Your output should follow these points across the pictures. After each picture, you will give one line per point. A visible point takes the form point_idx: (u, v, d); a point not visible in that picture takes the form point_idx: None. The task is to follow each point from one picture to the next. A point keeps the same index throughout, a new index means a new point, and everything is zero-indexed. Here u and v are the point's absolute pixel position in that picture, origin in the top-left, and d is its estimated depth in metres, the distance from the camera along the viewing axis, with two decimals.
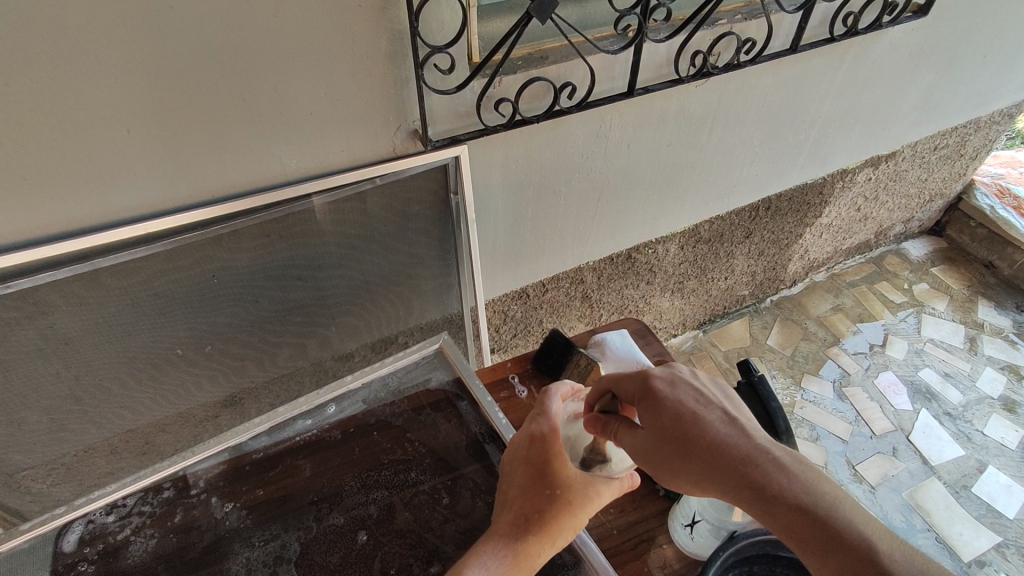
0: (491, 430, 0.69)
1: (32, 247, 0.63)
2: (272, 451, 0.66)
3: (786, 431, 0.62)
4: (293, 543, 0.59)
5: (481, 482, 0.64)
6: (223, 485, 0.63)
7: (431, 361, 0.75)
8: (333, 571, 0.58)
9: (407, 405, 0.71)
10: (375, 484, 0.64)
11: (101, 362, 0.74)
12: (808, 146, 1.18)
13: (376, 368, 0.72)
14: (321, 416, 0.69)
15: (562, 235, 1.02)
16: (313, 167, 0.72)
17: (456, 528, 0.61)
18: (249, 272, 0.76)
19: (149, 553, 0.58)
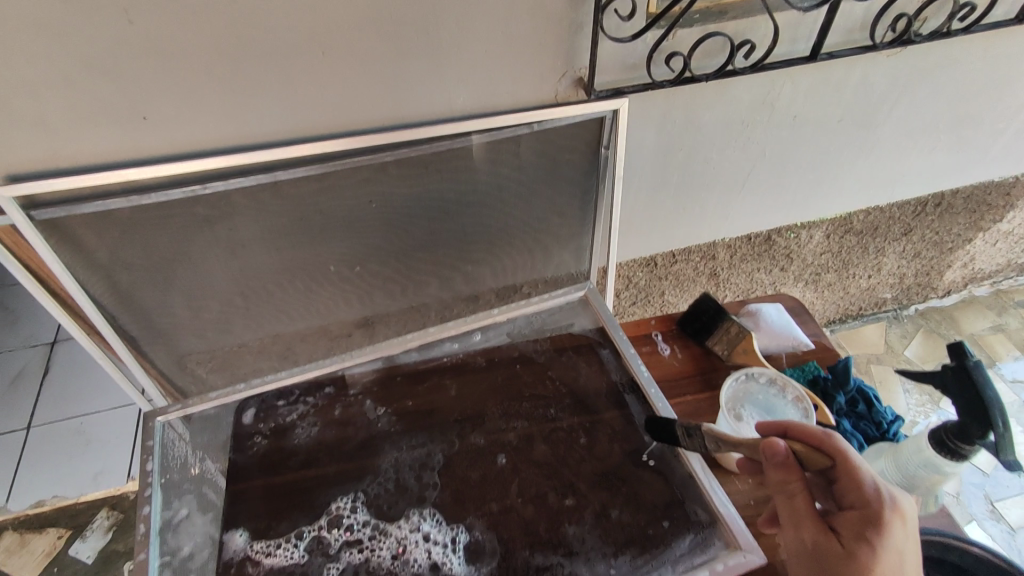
0: (627, 380, 0.71)
1: (225, 155, 0.69)
2: (426, 371, 0.73)
3: (1003, 427, 0.54)
4: (439, 455, 0.66)
5: (620, 429, 0.67)
6: (379, 394, 0.71)
7: (574, 308, 0.78)
8: (473, 486, 0.63)
9: (549, 346, 0.75)
10: (517, 416, 0.69)
11: (267, 268, 0.82)
12: (1003, 139, 1.03)
13: (525, 308, 0.77)
14: (468, 342, 0.75)
15: (704, 205, 0.98)
16: (478, 106, 0.73)
17: (590, 469, 0.64)
18: (403, 201, 0.80)
19: (313, 438, 0.67)
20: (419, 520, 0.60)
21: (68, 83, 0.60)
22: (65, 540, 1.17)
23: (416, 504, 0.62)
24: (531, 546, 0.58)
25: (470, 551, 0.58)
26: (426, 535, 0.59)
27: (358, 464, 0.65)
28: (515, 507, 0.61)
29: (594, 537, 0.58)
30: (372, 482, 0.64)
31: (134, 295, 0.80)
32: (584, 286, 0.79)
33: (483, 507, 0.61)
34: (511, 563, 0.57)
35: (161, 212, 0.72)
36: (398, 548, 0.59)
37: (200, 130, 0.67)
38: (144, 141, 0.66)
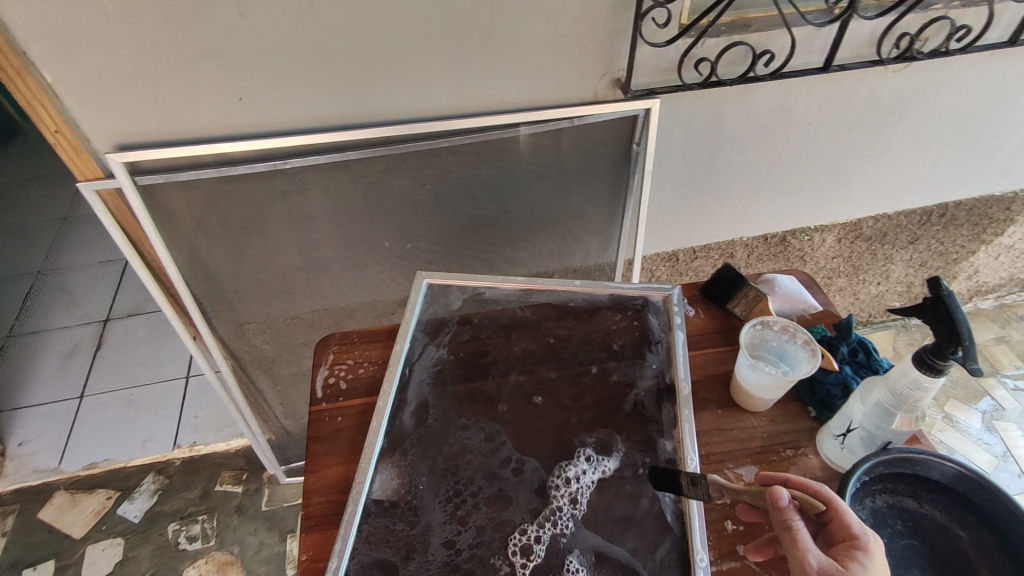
0: (524, 293, 0.73)
1: (306, 134, 0.79)
2: (398, 422, 0.62)
3: (966, 345, 0.44)
4: (519, 456, 0.59)
5: (554, 315, 0.71)
6: (402, 467, 0.59)
7: (435, 292, 0.74)
8: (545, 429, 0.61)
9: (451, 316, 0.72)
10: (483, 360, 0.68)
11: (327, 241, 0.91)
12: (1003, 153, 1.11)
13: (406, 322, 0.70)
14: (403, 387, 0.65)
15: (723, 204, 1.06)
16: (526, 101, 0.83)
17: (579, 341, 0.68)
18: (452, 184, 0.89)
19: (409, 522, 0.54)
20: (562, 474, 0.57)
21: (181, 64, 0.69)
22: (114, 501, 1.25)
23: (549, 474, 0.57)
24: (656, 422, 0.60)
25: (629, 462, 0.57)
26: (577, 476, 0.57)
27: (452, 477, 0.58)
28: (598, 411, 0.62)
29: (623, 364, 0.65)
30: (478, 469, 0.58)
31: (209, 261, 0.90)
32: (419, 278, 0.73)
33: (583, 430, 0.61)
34: (633, 437, 0.59)
35: (244, 184, 0.82)
36: (576, 504, 0.55)
37: (286, 112, 0.77)
38: (238, 119, 0.76)
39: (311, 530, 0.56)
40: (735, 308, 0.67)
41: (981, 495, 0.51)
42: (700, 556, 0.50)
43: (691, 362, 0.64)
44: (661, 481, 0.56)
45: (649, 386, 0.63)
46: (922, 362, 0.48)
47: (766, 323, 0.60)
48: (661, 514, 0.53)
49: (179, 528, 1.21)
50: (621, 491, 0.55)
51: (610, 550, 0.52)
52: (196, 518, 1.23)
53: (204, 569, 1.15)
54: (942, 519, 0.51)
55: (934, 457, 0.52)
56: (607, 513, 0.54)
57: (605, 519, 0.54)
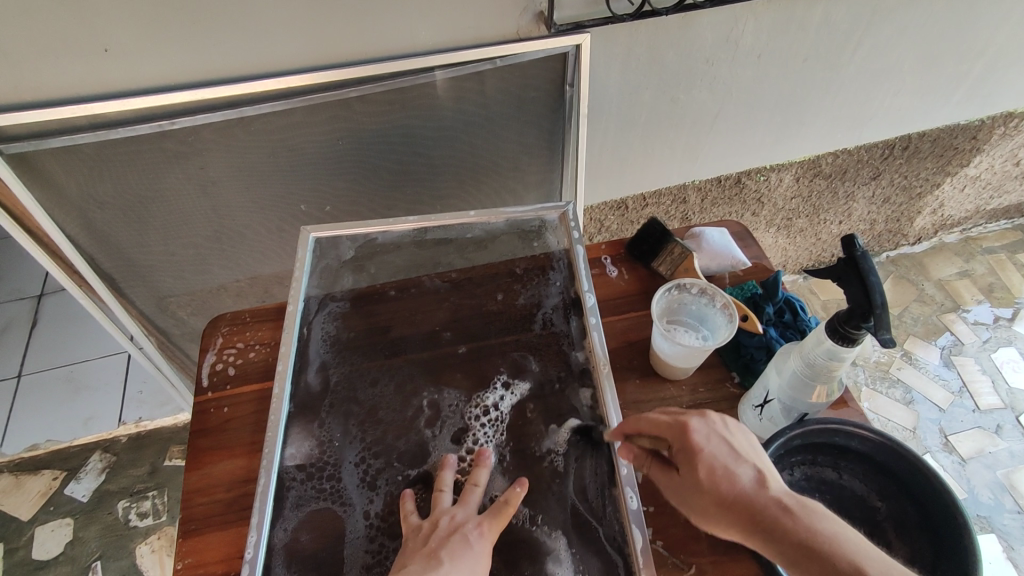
0: (419, 231, 0.67)
1: (190, 89, 0.70)
2: (302, 383, 0.57)
3: (880, 311, 0.39)
4: (433, 396, 0.57)
5: (450, 251, 0.67)
6: (317, 426, 0.55)
7: (324, 244, 0.67)
8: (461, 361, 0.59)
9: (345, 270, 0.66)
10: (383, 309, 0.64)
11: (238, 206, 0.84)
12: (969, 79, 1.04)
13: (297, 282, 0.63)
14: (305, 348, 0.60)
15: (672, 146, 1.00)
16: (440, 42, 0.74)
17: (482, 271, 0.66)
18: (369, 137, 0.82)
19: (335, 479, 0.52)
20: (479, 405, 0.56)
21: (23, 13, 0.60)
22: (60, 481, 1.22)
23: (466, 407, 0.56)
24: (565, 336, 0.60)
25: (543, 381, 0.57)
26: (495, 402, 0.56)
27: (372, 427, 0.55)
28: (509, 336, 0.61)
29: (529, 287, 0.64)
30: (398, 412, 0.56)
31: (109, 234, 0.82)
32: (303, 232, 0.66)
33: (496, 356, 0.59)
34: (547, 358, 0.58)
35: (129, 148, 0.73)
36: (497, 430, 0.54)
37: (162, 64, 0.68)
38: (107, 75, 0.67)
39: (190, 534, 0.52)
40: (660, 267, 0.61)
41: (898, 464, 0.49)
42: (621, 451, 0.50)
43: (611, 329, 0.59)
44: (576, 392, 0.56)
45: (556, 305, 0.62)
46: (836, 332, 0.43)
47: (683, 286, 0.55)
48: (580, 423, 0.53)
49: (129, 505, 1.18)
50: (540, 410, 0.55)
51: (536, 472, 0.51)
52: (146, 494, 1.20)
53: (157, 545, 1.14)
54: (861, 491, 0.50)
55: (854, 427, 0.49)
56: (526, 436, 0.53)
57: (524, 445, 0.53)
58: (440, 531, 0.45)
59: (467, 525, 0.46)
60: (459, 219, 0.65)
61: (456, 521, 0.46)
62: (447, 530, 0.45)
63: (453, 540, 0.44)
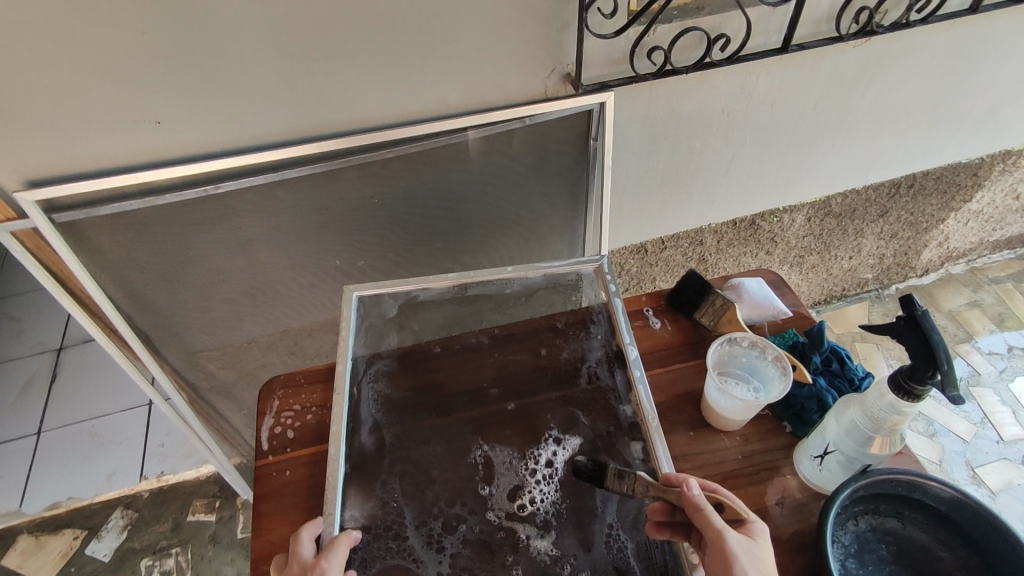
0: (459, 287, 0.68)
1: (236, 156, 0.73)
2: (356, 445, 0.59)
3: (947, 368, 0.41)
4: (486, 454, 0.58)
5: (489, 307, 0.69)
6: (376, 487, 0.56)
7: (367, 302, 0.68)
8: (510, 418, 0.61)
9: (389, 328, 0.68)
10: (429, 367, 0.65)
11: (274, 264, 0.86)
12: (969, 121, 1.08)
13: (344, 343, 0.64)
14: (356, 411, 0.61)
15: (690, 192, 1.03)
16: (472, 104, 0.77)
17: (522, 327, 0.68)
18: (402, 194, 0.84)
19: (399, 540, 0.53)
20: (534, 461, 0.58)
21: (84, 91, 0.63)
22: (81, 541, 1.20)
23: (519, 465, 0.58)
24: (611, 389, 0.62)
25: (594, 435, 0.59)
26: (549, 458, 0.58)
27: (431, 487, 0.56)
28: (556, 392, 0.62)
29: (571, 342, 0.66)
30: (454, 471, 0.57)
31: (148, 295, 0.84)
32: (347, 292, 0.67)
33: (545, 413, 0.61)
34: (594, 413, 0.60)
35: (174, 212, 0.75)
36: (551, 487, 0.56)
37: (210, 132, 0.71)
38: (157, 144, 0.70)
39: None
40: (703, 318, 0.63)
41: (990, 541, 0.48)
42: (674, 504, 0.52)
43: (660, 382, 0.60)
44: (626, 445, 0.58)
45: (599, 358, 0.64)
46: (899, 386, 0.45)
47: (734, 339, 0.57)
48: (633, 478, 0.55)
49: (152, 564, 1.16)
50: (592, 465, 0.57)
51: (591, 527, 0.53)
52: (169, 551, 1.18)
53: None
54: (926, 541, 0.51)
55: (920, 477, 0.50)
56: (581, 493, 0.55)
57: (578, 501, 0.55)
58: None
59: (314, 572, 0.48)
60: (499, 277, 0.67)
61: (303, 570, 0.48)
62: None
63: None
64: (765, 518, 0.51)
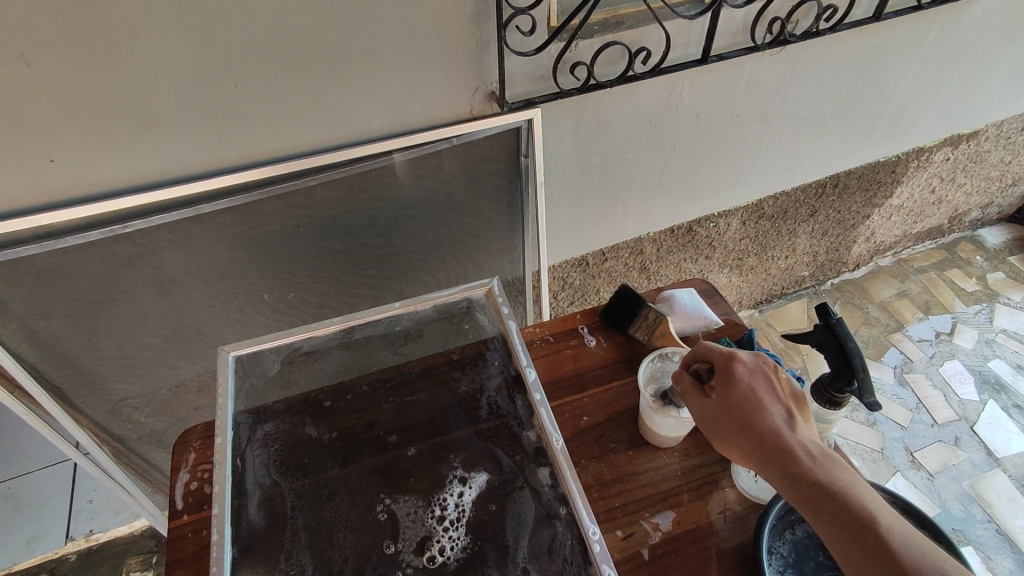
0: (345, 331, 0.59)
1: (143, 192, 0.68)
2: (242, 521, 0.49)
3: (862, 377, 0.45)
4: (389, 505, 0.51)
5: (381, 349, 0.61)
6: (269, 559, 0.48)
7: (246, 361, 0.58)
8: (410, 465, 0.54)
9: (273, 386, 0.58)
10: (323, 422, 0.57)
11: (196, 302, 0.81)
12: (883, 122, 1.14)
13: (221, 410, 0.54)
14: (242, 487, 0.51)
15: (626, 204, 1.03)
16: (397, 126, 0.75)
17: (419, 363, 0.61)
18: (330, 222, 0.81)
19: None
20: (440, 507, 0.51)
21: None
22: None
23: (425, 514, 0.50)
24: (512, 417, 0.56)
25: (500, 470, 0.52)
26: (455, 501, 0.51)
27: (331, 551, 0.48)
28: (461, 428, 0.56)
29: (470, 371, 0.60)
30: (354, 530, 0.50)
31: (55, 345, 0.77)
32: (221, 354, 0.57)
33: (448, 453, 0.54)
34: (499, 445, 0.54)
35: (77, 255, 0.70)
36: (460, 534, 0.49)
37: (113, 168, 0.66)
38: (52, 184, 0.65)
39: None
40: (637, 333, 0.61)
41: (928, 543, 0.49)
42: (589, 527, 0.46)
43: (598, 402, 0.58)
44: (535, 474, 0.51)
45: (499, 385, 0.58)
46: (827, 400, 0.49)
47: (665, 355, 0.58)
48: (547, 507, 0.49)
49: None
50: (502, 502, 0.50)
51: (506, 574, 0.46)
52: None
53: None
54: None
55: None
56: (493, 537, 0.48)
57: (492, 546, 0.48)
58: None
59: None
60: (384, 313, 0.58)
61: None
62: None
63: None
64: (707, 534, 0.50)
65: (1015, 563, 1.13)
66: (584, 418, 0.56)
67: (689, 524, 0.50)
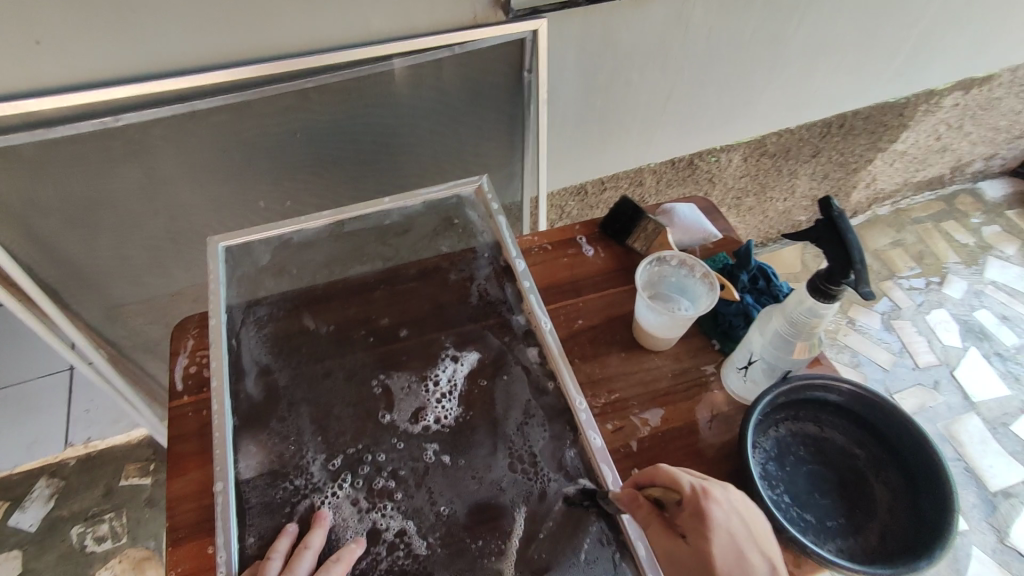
0: (336, 224, 0.61)
1: (133, 83, 0.66)
2: (241, 394, 0.51)
3: (860, 264, 0.41)
4: (384, 378, 0.53)
5: (373, 242, 0.62)
6: (269, 425, 0.50)
7: (236, 253, 0.59)
8: (403, 343, 0.55)
9: (265, 274, 0.59)
10: (319, 315, 0.57)
11: (191, 205, 0.80)
12: (894, 59, 1.11)
13: (214, 295, 0.55)
14: (239, 367, 0.53)
15: (628, 130, 1.02)
16: (398, 29, 0.73)
17: (411, 253, 0.61)
18: (327, 130, 0.79)
19: (305, 479, 0.47)
20: (433, 382, 0.52)
21: None
22: (4, 511, 1.13)
23: (419, 387, 0.52)
24: (502, 303, 0.58)
25: (490, 349, 0.54)
26: (448, 377, 0.53)
27: (328, 419, 0.50)
28: (453, 312, 0.57)
29: (461, 262, 0.61)
30: (349, 399, 0.51)
31: (48, 243, 0.76)
32: (211, 244, 0.58)
33: (440, 335, 0.56)
34: (489, 328, 0.56)
35: (69, 149, 0.68)
36: (453, 405, 0.51)
37: (100, 55, 0.63)
38: (42, 70, 0.63)
39: (180, 543, 0.45)
40: (634, 244, 0.61)
41: (902, 435, 0.50)
42: (576, 399, 0.50)
43: (592, 306, 0.58)
44: (524, 352, 0.54)
45: (490, 274, 0.60)
46: (818, 289, 0.45)
47: (663, 259, 0.57)
48: (535, 381, 0.52)
49: (84, 531, 1.11)
50: (492, 378, 0.53)
51: (497, 441, 0.49)
52: (103, 518, 1.13)
53: (119, 569, 1.08)
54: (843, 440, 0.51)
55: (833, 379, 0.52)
56: (484, 409, 0.51)
57: (483, 418, 0.51)
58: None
59: None
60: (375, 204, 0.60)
61: None
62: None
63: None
64: (692, 432, 0.51)
65: (979, 498, 1.19)
66: (578, 321, 0.57)
67: (676, 422, 0.52)
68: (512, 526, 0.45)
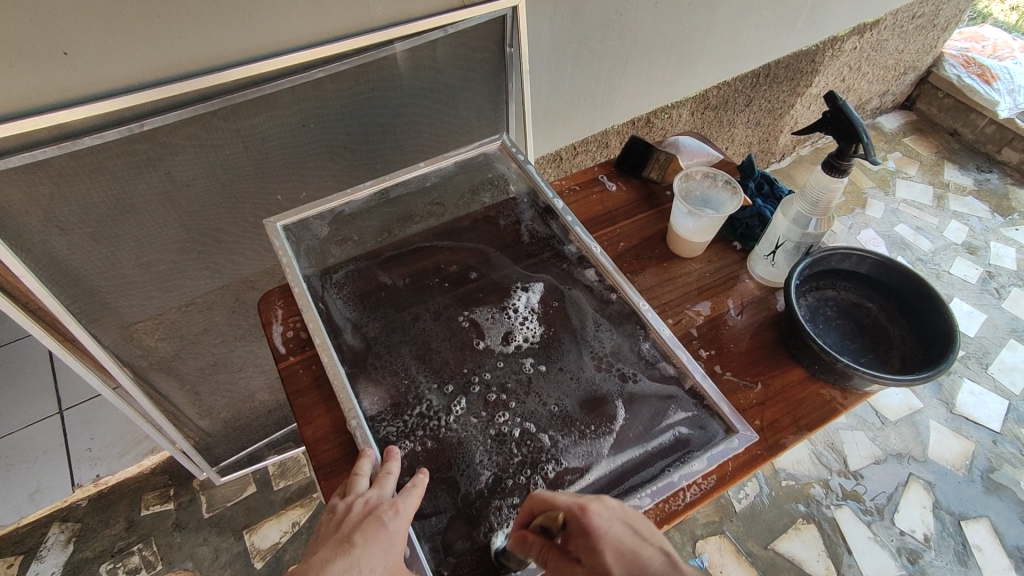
0: (382, 192, 0.67)
1: (158, 86, 0.67)
2: (344, 346, 0.56)
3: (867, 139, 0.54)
4: (469, 313, 0.60)
5: (419, 205, 0.68)
6: (379, 365, 0.55)
7: (294, 231, 0.63)
8: (474, 284, 0.62)
9: (328, 244, 0.64)
10: (392, 271, 0.63)
11: (211, 206, 0.82)
12: (805, 11, 1.27)
13: (289, 268, 0.59)
14: (332, 325, 0.57)
15: (595, 95, 1.12)
16: (398, 14, 0.78)
17: (457, 210, 0.69)
18: (337, 117, 0.83)
19: (428, 403, 0.53)
20: (513, 309, 0.60)
21: None
22: (19, 566, 1.07)
23: (502, 315, 0.59)
24: (551, 238, 0.66)
25: (551, 276, 0.62)
26: (524, 303, 0.60)
27: (431, 353, 0.56)
28: (511, 252, 0.65)
29: (504, 210, 0.68)
30: (444, 334, 0.58)
31: (69, 262, 0.75)
32: (267, 224, 0.61)
33: (506, 273, 0.63)
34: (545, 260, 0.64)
35: (94, 158, 0.69)
36: (534, 325, 0.59)
37: (124, 61, 0.64)
38: (65, 80, 0.63)
39: (331, 476, 0.52)
40: (651, 174, 0.76)
41: (903, 283, 0.64)
42: (639, 302, 0.59)
43: (628, 230, 0.72)
44: (582, 274, 0.63)
45: (533, 217, 0.68)
46: (831, 167, 0.58)
47: (690, 175, 0.72)
48: (599, 294, 0.61)
49: (114, 566, 1.08)
50: (561, 298, 0.61)
51: (581, 345, 0.57)
52: (131, 550, 1.10)
53: None
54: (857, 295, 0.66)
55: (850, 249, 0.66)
56: (562, 323, 0.59)
57: (564, 330, 0.58)
58: (354, 515, 0.45)
59: (381, 505, 0.45)
60: (419, 167, 0.66)
61: (370, 502, 0.45)
62: (362, 513, 0.45)
63: (367, 523, 0.44)
64: (729, 318, 0.65)
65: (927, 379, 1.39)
66: (621, 243, 0.71)
67: (714, 313, 0.66)
68: (614, 410, 0.53)
